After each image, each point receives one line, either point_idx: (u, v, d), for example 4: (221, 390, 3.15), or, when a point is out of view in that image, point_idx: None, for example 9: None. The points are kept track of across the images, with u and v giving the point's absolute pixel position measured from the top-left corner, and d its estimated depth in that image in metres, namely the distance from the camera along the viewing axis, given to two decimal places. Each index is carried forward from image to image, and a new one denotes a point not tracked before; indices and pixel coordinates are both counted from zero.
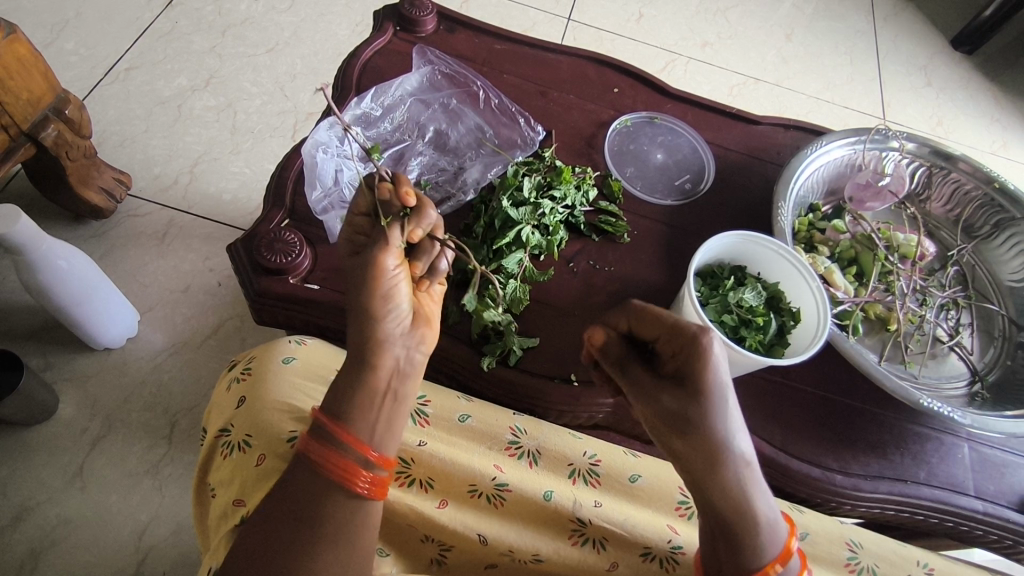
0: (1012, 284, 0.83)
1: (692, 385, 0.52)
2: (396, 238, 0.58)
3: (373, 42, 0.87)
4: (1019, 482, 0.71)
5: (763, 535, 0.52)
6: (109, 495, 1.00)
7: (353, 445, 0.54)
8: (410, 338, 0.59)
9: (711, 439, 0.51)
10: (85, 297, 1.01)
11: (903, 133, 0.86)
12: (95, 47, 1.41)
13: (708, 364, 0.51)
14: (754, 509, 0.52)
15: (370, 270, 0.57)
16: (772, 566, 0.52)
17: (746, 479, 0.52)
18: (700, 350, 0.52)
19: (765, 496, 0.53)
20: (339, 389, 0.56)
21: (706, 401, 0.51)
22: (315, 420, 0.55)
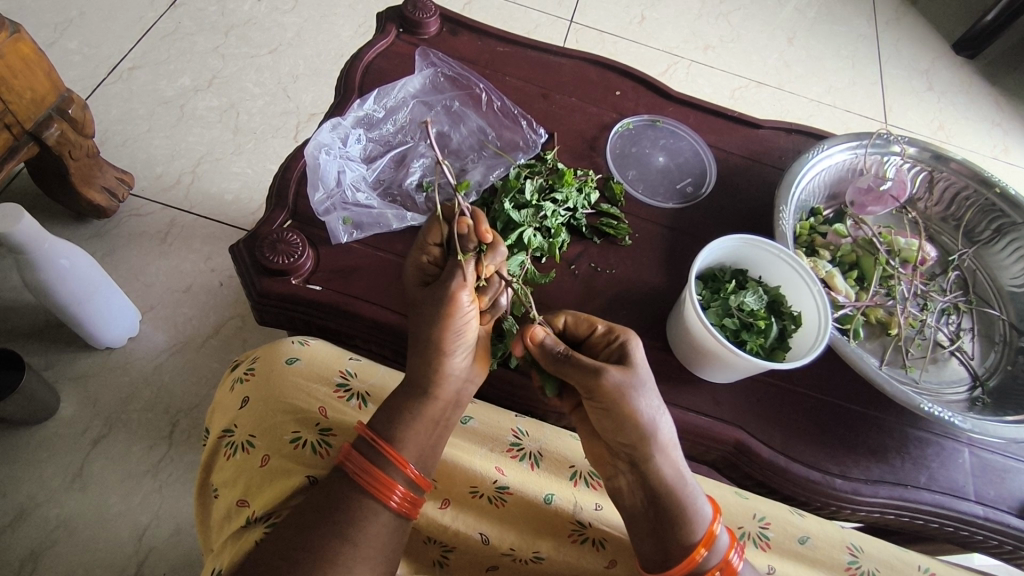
0: (1013, 288, 0.83)
1: (624, 370, 0.57)
2: (469, 273, 0.59)
3: (377, 43, 0.87)
4: (1019, 487, 0.71)
5: (693, 512, 0.57)
6: (110, 495, 1.01)
7: (398, 462, 0.57)
8: (467, 371, 0.61)
9: (643, 422, 0.56)
10: (87, 297, 1.01)
11: (904, 137, 0.86)
12: (98, 47, 1.41)
13: (631, 354, 0.58)
14: (681, 486, 0.57)
15: (444, 305, 0.58)
16: (699, 550, 0.56)
17: (672, 458, 0.57)
18: (626, 343, 0.59)
19: (687, 474, 0.58)
20: (392, 411, 0.59)
21: (637, 386, 0.56)
22: (360, 435, 0.58)
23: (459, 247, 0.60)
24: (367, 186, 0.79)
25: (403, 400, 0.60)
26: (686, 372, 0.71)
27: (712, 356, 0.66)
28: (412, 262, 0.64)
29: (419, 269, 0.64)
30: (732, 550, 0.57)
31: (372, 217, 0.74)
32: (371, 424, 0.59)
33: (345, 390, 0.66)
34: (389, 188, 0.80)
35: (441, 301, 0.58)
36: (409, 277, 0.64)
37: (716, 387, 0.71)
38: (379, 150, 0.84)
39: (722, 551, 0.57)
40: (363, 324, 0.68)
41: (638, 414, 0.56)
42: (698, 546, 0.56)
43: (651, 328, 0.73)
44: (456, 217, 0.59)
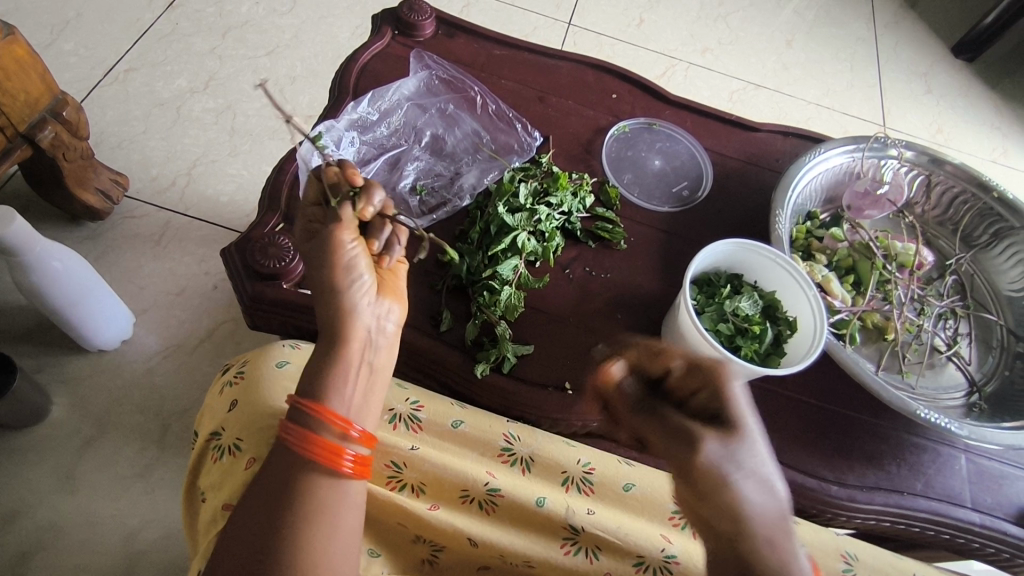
0: (1011, 293, 0.82)
1: (726, 419, 0.50)
2: (347, 215, 0.58)
3: (372, 46, 0.87)
4: (1016, 494, 0.70)
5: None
6: (102, 498, 1.00)
7: (333, 422, 0.54)
8: (377, 309, 0.59)
9: (742, 481, 0.49)
10: (80, 299, 1.01)
11: (902, 141, 0.85)
12: (94, 48, 1.41)
13: (727, 396, 0.51)
14: (788, 559, 0.48)
15: (325, 247, 0.57)
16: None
17: (774, 522, 0.49)
18: (720, 378, 0.51)
19: (793, 545, 0.49)
20: (314, 370, 0.55)
21: (737, 435, 0.50)
22: (291, 404, 0.54)
23: (333, 196, 0.59)
24: None
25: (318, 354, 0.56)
26: None
27: None
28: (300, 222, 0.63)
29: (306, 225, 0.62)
30: None
31: None
32: (299, 391, 0.55)
33: None
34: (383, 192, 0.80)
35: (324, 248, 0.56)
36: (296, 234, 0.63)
37: None
38: (373, 153, 0.83)
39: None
40: None
41: (738, 468, 0.49)
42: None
43: (646, 333, 0.73)
44: (323, 171, 0.59)
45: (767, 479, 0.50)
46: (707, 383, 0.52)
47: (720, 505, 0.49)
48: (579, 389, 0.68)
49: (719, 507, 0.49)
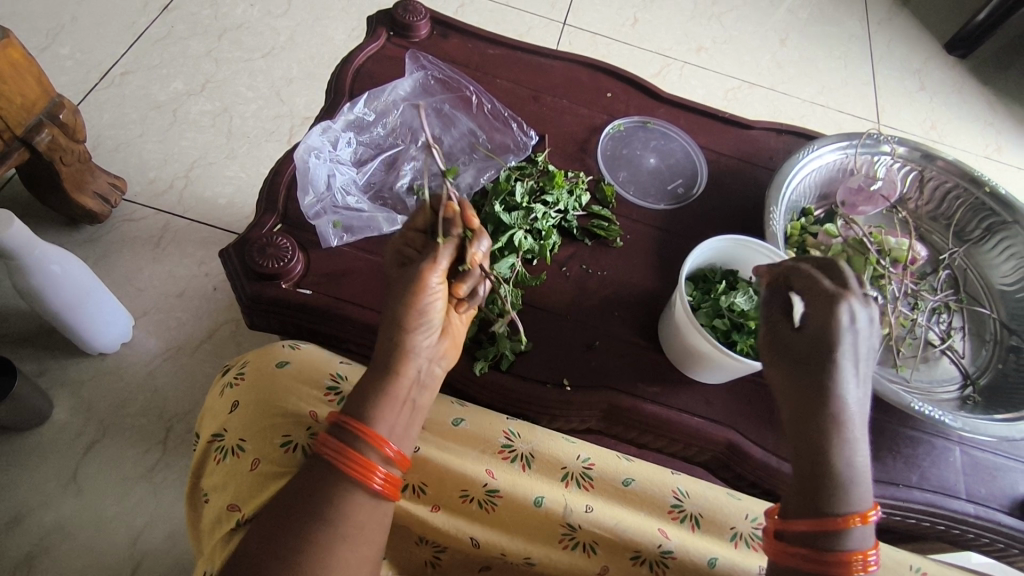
0: (1004, 287, 0.83)
1: (832, 320, 0.53)
2: (444, 257, 0.60)
3: (367, 47, 0.87)
4: (1011, 485, 0.71)
5: (853, 492, 0.51)
6: (104, 500, 1.00)
7: (373, 441, 0.56)
8: (433, 352, 0.61)
9: (826, 389, 0.52)
10: (80, 302, 1.01)
11: (894, 137, 0.86)
12: (90, 52, 1.41)
13: (834, 321, 0.53)
14: (850, 466, 0.52)
15: (413, 284, 0.59)
16: (852, 519, 0.50)
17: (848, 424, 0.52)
18: (833, 305, 0.53)
19: (862, 458, 0.53)
20: (363, 393, 0.58)
21: (835, 354, 0.53)
22: (334, 420, 0.57)
23: (445, 231, 0.61)
24: (357, 189, 0.79)
25: (370, 377, 0.58)
26: (679, 372, 0.71)
27: (702, 357, 0.66)
28: (393, 246, 0.64)
29: (398, 252, 0.63)
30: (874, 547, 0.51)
31: (363, 221, 0.74)
32: (344, 409, 0.58)
33: (336, 392, 0.65)
34: (380, 192, 0.80)
35: (412, 283, 0.59)
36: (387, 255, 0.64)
37: (709, 388, 0.71)
38: (370, 153, 0.83)
39: (863, 543, 0.51)
40: (354, 328, 0.68)
41: (826, 378, 0.53)
42: (853, 517, 0.50)
43: (643, 330, 0.73)
44: (443, 203, 0.62)
45: (855, 394, 0.53)
46: (817, 306, 0.54)
47: (798, 401, 0.54)
48: (578, 385, 0.69)
49: (795, 403, 0.54)
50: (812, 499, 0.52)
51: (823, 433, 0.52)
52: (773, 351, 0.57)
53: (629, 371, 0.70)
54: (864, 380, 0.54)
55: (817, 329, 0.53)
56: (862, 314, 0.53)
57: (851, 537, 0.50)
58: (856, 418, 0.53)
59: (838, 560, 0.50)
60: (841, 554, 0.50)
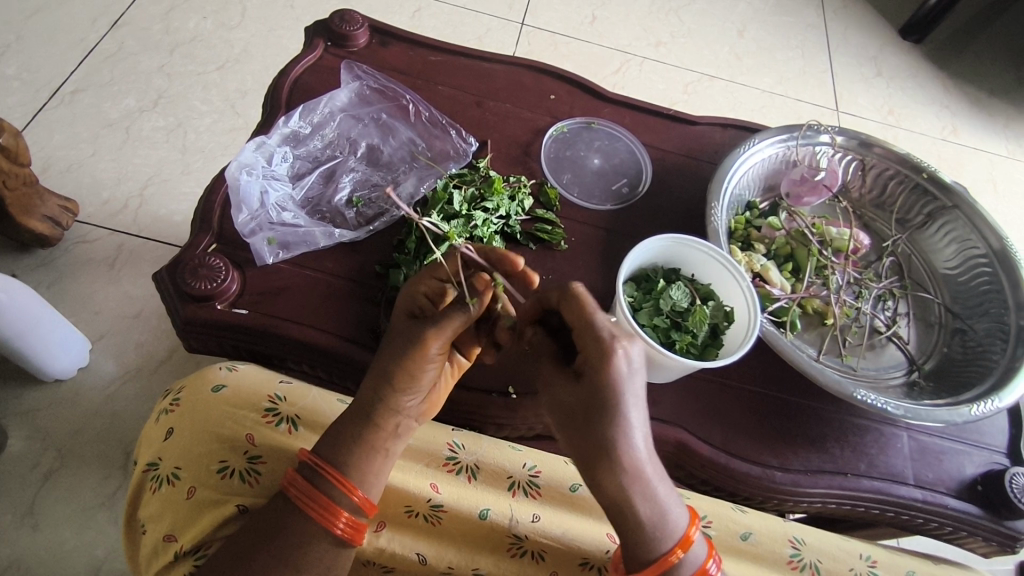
0: (947, 271, 0.85)
1: (604, 376, 0.52)
2: (452, 328, 0.57)
3: (304, 58, 0.86)
4: (957, 468, 0.72)
5: (667, 528, 0.52)
6: (64, 530, 0.98)
7: (343, 487, 0.56)
8: (415, 411, 0.60)
9: (613, 446, 0.51)
10: (29, 329, 0.98)
11: (833, 127, 0.86)
12: (37, 71, 1.38)
13: (608, 369, 0.52)
14: (660, 509, 0.52)
15: (412, 347, 0.57)
16: (673, 553, 0.52)
17: (647, 472, 0.52)
18: (609, 353, 0.52)
19: (665, 490, 0.53)
20: (337, 435, 0.58)
21: (612, 406, 0.52)
22: (305, 461, 0.57)
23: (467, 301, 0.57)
24: (294, 205, 0.78)
25: (351, 422, 0.58)
26: None
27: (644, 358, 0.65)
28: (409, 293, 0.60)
29: (412, 299, 0.60)
30: (709, 559, 0.54)
31: (299, 236, 0.73)
32: (316, 449, 0.58)
33: (274, 415, 0.64)
34: (317, 206, 0.79)
35: (412, 346, 0.57)
36: (404, 302, 0.60)
37: (655, 388, 0.71)
38: (307, 167, 0.82)
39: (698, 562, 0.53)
40: (292, 347, 0.67)
41: (611, 434, 0.51)
42: (674, 551, 0.52)
43: None
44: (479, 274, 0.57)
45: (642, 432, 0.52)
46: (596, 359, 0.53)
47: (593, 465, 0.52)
48: (523, 392, 0.68)
49: (590, 468, 0.52)
50: (636, 549, 0.53)
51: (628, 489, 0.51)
52: (560, 411, 0.56)
53: None
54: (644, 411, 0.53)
55: (590, 384, 0.52)
56: (635, 354, 0.53)
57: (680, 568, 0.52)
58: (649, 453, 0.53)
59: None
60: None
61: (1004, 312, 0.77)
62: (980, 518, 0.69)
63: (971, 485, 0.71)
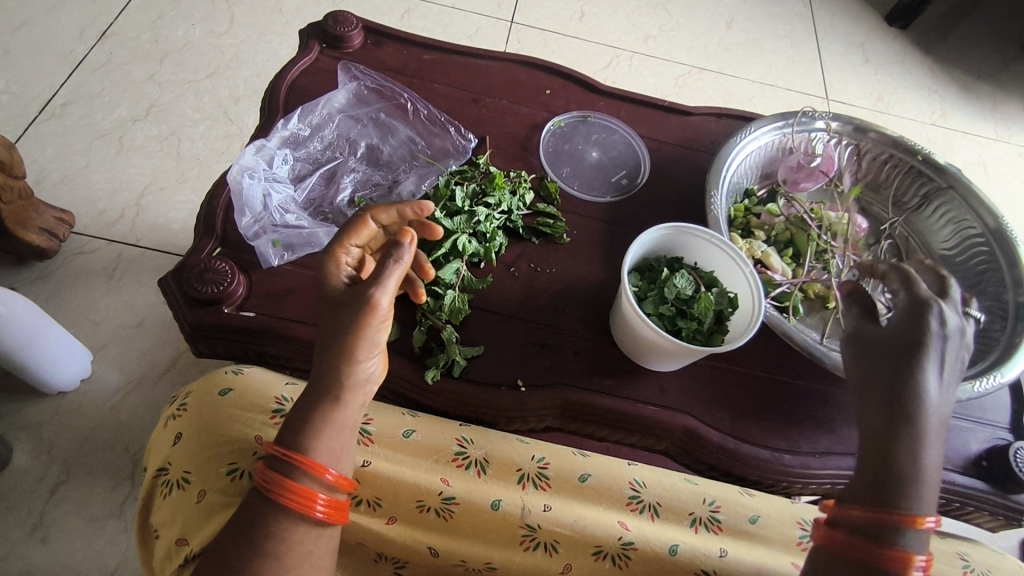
0: (945, 252, 0.86)
1: (929, 338, 0.55)
2: (391, 279, 0.57)
3: (299, 61, 0.86)
4: (962, 444, 0.72)
5: (917, 494, 0.52)
6: (74, 542, 0.98)
7: (312, 470, 0.55)
8: (372, 370, 0.60)
9: (909, 393, 0.55)
10: (31, 342, 0.98)
11: (828, 113, 0.87)
12: (27, 84, 1.38)
13: (936, 332, 0.56)
14: (921, 470, 0.53)
15: (360, 307, 0.57)
16: (915, 519, 0.51)
17: (927, 433, 0.54)
18: (931, 318, 0.56)
19: (933, 462, 0.54)
20: (295, 420, 0.57)
21: (921, 361, 0.55)
22: (271, 452, 0.56)
23: (391, 254, 0.57)
24: (297, 206, 0.78)
25: (311, 405, 0.57)
26: (634, 362, 0.71)
27: (651, 346, 0.66)
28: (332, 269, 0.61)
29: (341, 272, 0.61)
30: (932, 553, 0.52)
31: (304, 238, 0.73)
32: (278, 439, 0.57)
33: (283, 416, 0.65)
34: (320, 207, 0.79)
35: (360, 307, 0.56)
36: (330, 278, 0.60)
37: (663, 376, 0.71)
38: (308, 168, 0.83)
39: (922, 544, 0.51)
40: (301, 348, 0.67)
41: (911, 383, 0.55)
42: (919, 517, 0.51)
43: (594, 324, 0.73)
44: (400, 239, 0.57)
45: (938, 400, 0.55)
46: (922, 322, 0.56)
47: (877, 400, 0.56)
48: (532, 385, 0.69)
49: (876, 403, 0.56)
50: (877, 491, 0.53)
51: (900, 436, 0.54)
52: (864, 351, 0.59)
53: (582, 365, 0.71)
54: (949, 384, 0.56)
55: (912, 338, 0.56)
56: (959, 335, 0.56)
57: (909, 536, 0.51)
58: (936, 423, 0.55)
59: (890, 554, 0.50)
60: (895, 550, 0.51)
61: (1003, 290, 0.78)
62: (987, 493, 0.70)
63: (976, 460, 0.72)
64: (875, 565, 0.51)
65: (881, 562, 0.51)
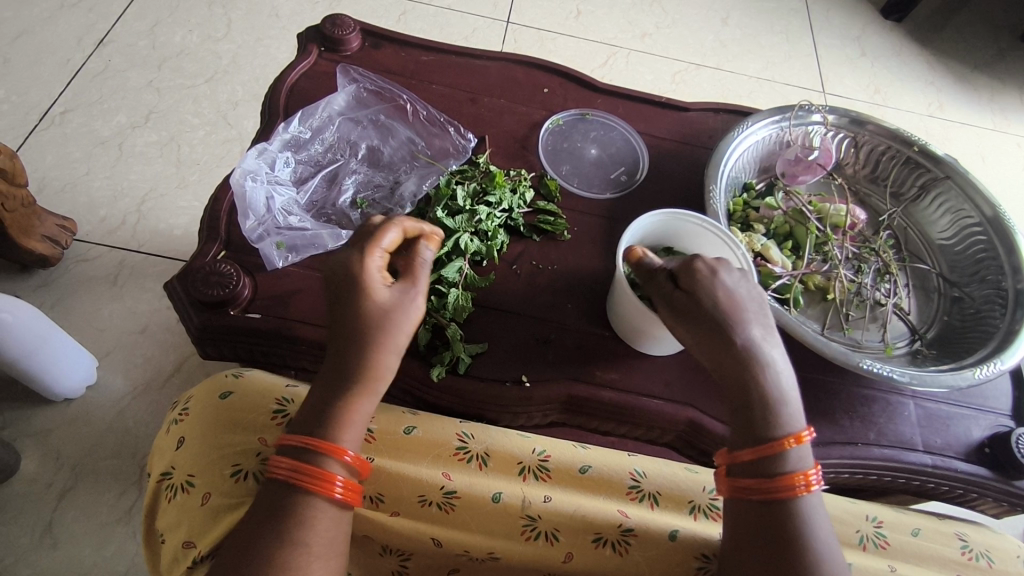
0: (943, 241, 0.86)
1: (699, 287, 0.60)
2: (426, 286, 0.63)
3: (298, 65, 0.87)
4: (964, 432, 0.73)
5: (778, 423, 0.58)
6: (83, 548, 0.99)
7: (327, 453, 0.56)
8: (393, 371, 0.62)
9: (729, 343, 0.59)
10: (36, 348, 0.99)
11: (824, 106, 0.88)
12: (27, 93, 1.38)
13: (699, 280, 0.60)
14: (773, 397, 0.58)
15: (407, 312, 0.60)
16: (786, 442, 0.57)
17: (761, 365, 0.59)
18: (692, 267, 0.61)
19: (779, 384, 0.59)
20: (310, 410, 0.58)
21: (729, 308, 0.59)
22: (285, 443, 0.57)
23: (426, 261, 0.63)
24: (300, 209, 0.79)
25: (329, 395, 0.58)
26: (638, 356, 0.72)
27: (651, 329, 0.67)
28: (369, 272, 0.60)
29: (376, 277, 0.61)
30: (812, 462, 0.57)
31: (307, 239, 0.74)
32: (291, 433, 0.58)
33: (283, 415, 0.66)
34: (322, 209, 0.80)
35: (409, 311, 0.60)
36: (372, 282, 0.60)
37: (666, 370, 0.72)
38: (310, 171, 0.83)
39: (801, 460, 0.57)
40: (309, 349, 0.68)
41: (734, 332, 0.59)
42: (787, 440, 0.57)
43: (596, 319, 0.74)
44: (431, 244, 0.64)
45: (752, 329, 0.60)
46: (702, 272, 0.60)
47: (714, 359, 0.60)
48: (535, 380, 0.70)
49: (714, 363, 0.60)
50: (751, 438, 0.58)
51: (746, 380, 0.59)
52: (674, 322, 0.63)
53: (585, 361, 0.71)
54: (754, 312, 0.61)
55: (689, 293, 0.60)
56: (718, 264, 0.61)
57: (787, 460, 0.57)
58: (770, 349, 0.60)
59: (780, 483, 0.56)
60: (782, 477, 0.56)
61: (1001, 277, 0.79)
62: (989, 479, 0.71)
63: (979, 447, 0.72)
64: (772, 496, 0.56)
65: (776, 493, 0.56)
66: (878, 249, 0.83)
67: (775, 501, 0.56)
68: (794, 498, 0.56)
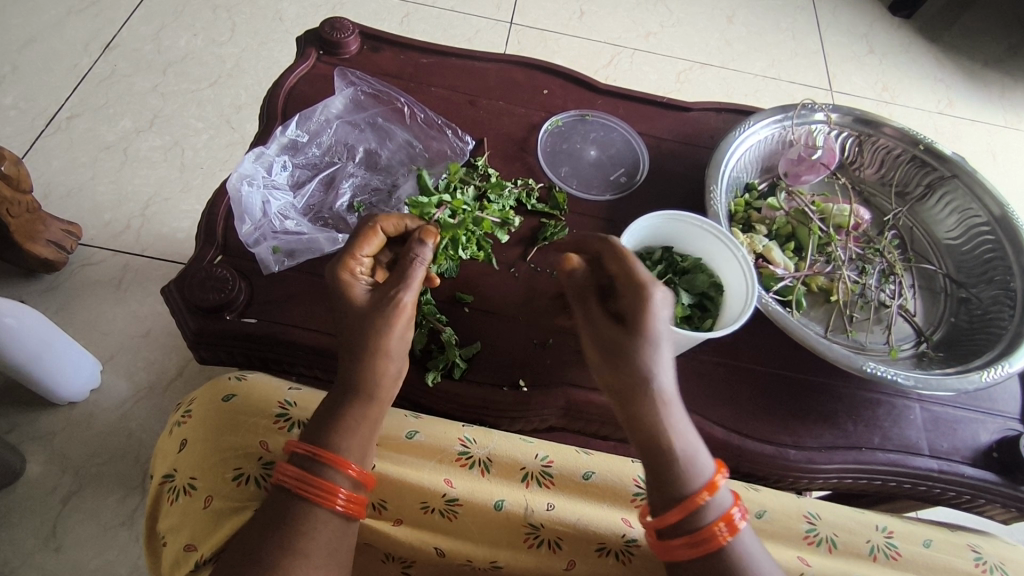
0: (949, 242, 0.85)
1: (638, 314, 0.54)
2: (415, 276, 0.59)
3: (296, 68, 0.86)
4: (972, 436, 0.72)
5: (692, 476, 0.52)
6: (85, 551, 0.99)
7: (337, 464, 0.55)
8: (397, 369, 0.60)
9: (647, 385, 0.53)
10: (41, 353, 0.99)
11: (828, 105, 0.86)
12: (34, 99, 1.39)
13: (648, 308, 0.54)
14: (688, 449, 0.53)
15: (387, 308, 0.58)
16: (700, 495, 0.52)
17: (675, 413, 0.54)
18: (643, 292, 0.55)
19: (691, 433, 0.54)
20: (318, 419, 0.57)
21: (649, 345, 0.54)
22: (295, 451, 0.56)
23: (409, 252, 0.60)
24: (296, 213, 0.79)
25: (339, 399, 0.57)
26: None
27: None
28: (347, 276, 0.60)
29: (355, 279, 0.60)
30: (735, 508, 0.53)
31: (304, 243, 0.73)
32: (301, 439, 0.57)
33: (285, 420, 0.65)
34: (320, 213, 0.80)
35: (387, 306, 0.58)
36: (350, 286, 0.59)
37: None
38: (307, 175, 0.83)
39: (722, 511, 0.52)
40: (305, 353, 0.68)
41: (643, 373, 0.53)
42: (704, 491, 0.52)
43: None
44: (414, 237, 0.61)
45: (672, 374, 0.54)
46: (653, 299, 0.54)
47: (628, 401, 0.54)
48: (534, 385, 0.69)
49: (626, 406, 0.54)
50: (666, 493, 0.53)
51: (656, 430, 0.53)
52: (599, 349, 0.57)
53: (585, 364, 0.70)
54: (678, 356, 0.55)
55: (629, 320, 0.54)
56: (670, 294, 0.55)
57: (708, 512, 0.52)
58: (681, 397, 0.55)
59: (706, 535, 0.52)
60: (707, 529, 0.52)
61: (1009, 278, 0.78)
62: (997, 484, 0.69)
63: (986, 452, 0.71)
64: (704, 553, 0.52)
65: (704, 548, 0.51)
66: (882, 249, 0.81)
67: (707, 557, 0.52)
68: (719, 551, 0.51)
